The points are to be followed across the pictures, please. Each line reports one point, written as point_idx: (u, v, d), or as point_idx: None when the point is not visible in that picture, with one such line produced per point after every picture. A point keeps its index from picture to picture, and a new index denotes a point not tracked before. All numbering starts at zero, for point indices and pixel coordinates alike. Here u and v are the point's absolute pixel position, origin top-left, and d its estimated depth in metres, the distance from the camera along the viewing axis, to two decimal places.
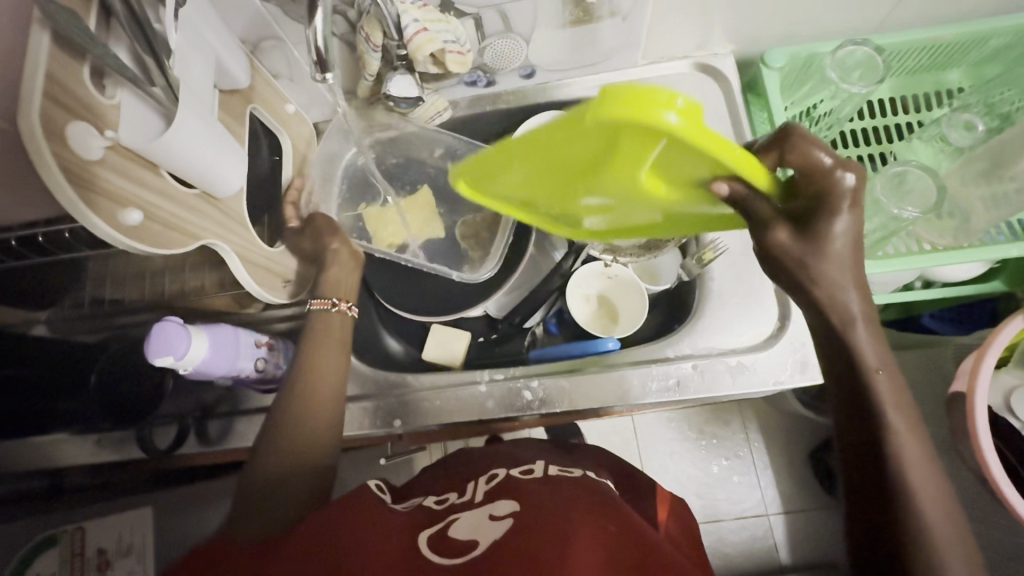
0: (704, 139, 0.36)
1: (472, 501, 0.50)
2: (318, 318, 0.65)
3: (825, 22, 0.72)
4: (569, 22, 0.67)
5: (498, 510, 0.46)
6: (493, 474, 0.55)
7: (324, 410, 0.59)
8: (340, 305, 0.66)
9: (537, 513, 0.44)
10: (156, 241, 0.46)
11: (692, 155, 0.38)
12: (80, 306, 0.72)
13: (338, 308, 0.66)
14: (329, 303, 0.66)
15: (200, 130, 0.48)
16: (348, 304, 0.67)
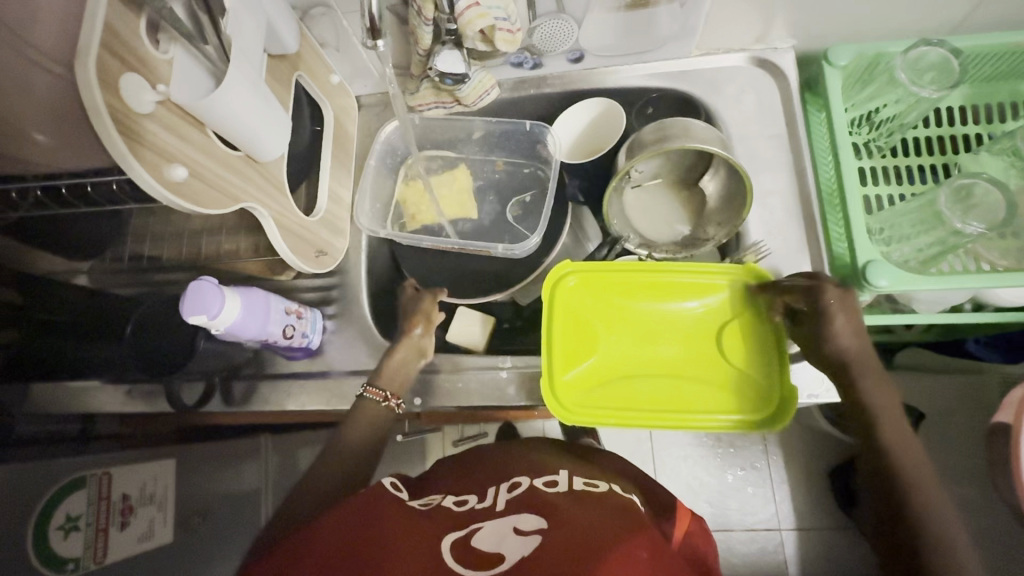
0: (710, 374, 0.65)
1: (494, 510, 0.49)
2: (365, 406, 0.59)
3: (897, 21, 0.68)
4: (624, 6, 0.64)
5: (523, 524, 0.46)
6: (515, 483, 0.54)
7: (369, 437, 0.57)
8: (392, 401, 0.60)
9: (566, 537, 0.43)
10: (198, 199, 0.46)
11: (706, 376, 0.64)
12: (120, 260, 0.75)
13: (388, 403, 0.61)
14: (381, 397, 0.60)
15: (248, 91, 0.48)
16: (399, 399, 0.62)
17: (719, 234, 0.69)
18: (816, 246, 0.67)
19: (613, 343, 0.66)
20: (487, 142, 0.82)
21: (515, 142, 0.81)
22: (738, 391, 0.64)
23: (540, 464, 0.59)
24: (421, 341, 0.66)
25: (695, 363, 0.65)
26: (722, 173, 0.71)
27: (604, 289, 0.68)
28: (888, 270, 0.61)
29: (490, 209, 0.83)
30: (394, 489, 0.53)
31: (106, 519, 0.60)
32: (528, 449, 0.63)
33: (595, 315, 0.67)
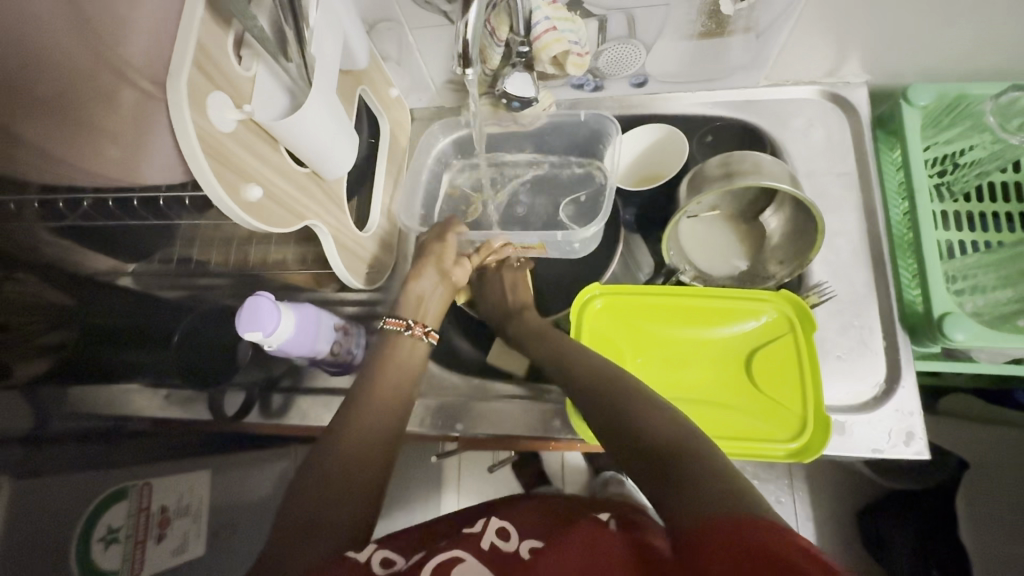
0: (774, 407, 0.61)
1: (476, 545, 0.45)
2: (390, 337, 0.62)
3: (981, 63, 0.65)
4: (699, 34, 0.63)
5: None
6: (505, 530, 0.47)
7: (382, 406, 0.55)
8: (416, 328, 0.62)
9: None
10: (269, 218, 0.45)
11: (771, 409, 0.61)
12: (167, 262, 0.74)
13: (412, 331, 0.62)
14: (403, 325, 0.62)
15: (325, 111, 0.47)
16: (424, 327, 0.63)
17: (783, 274, 0.67)
18: (884, 292, 0.65)
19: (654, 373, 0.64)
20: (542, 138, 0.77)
21: (577, 135, 0.76)
22: (775, 420, 0.60)
23: (550, 507, 0.52)
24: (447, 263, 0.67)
25: (751, 392, 0.62)
26: (787, 210, 0.68)
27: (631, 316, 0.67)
28: (965, 324, 0.58)
29: (541, 209, 0.76)
30: (382, 566, 0.43)
31: (144, 531, 0.59)
32: (541, 502, 0.55)
33: (628, 344, 0.66)
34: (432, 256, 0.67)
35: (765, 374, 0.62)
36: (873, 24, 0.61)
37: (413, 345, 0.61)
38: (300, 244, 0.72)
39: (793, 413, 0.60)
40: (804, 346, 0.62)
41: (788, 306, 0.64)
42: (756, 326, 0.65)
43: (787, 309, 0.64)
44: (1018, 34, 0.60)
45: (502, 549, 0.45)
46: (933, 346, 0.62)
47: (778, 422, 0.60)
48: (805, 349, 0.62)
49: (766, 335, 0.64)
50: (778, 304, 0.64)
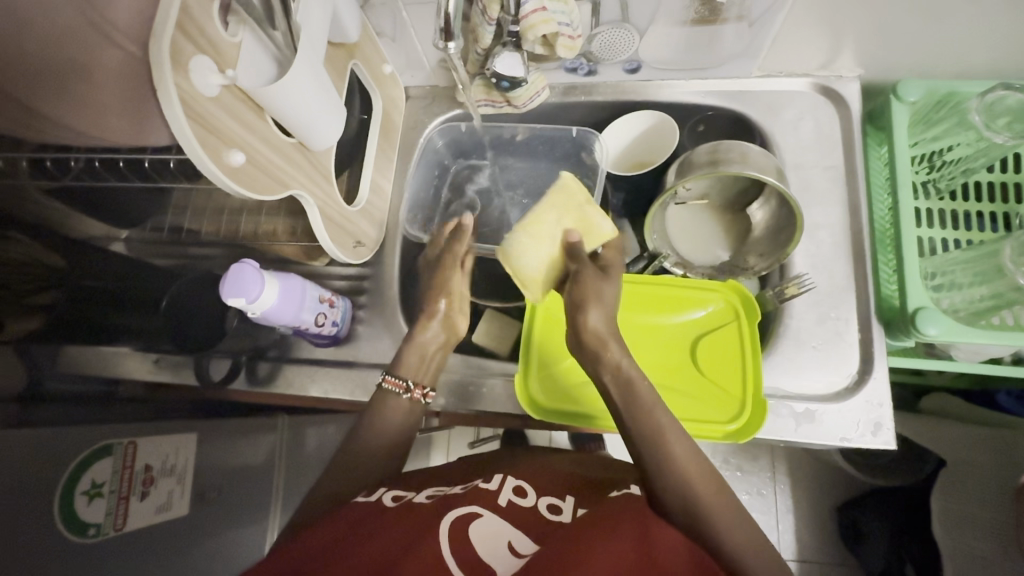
0: (711, 392, 0.63)
1: (495, 502, 0.48)
2: (384, 394, 0.60)
3: (976, 60, 0.65)
4: (691, 20, 0.63)
5: (520, 543, 0.44)
6: (522, 491, 0.51)
7: (394, 431, 0.59)
8: (415, 393, 0.60)
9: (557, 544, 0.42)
10: (253, 185, 0.46)
11: (710, 394, 0.63)
12: (159, 230, 0.76)
13: (411, 394, 0.60)
14: (401, 387, 0.60)
15: (311, 81, 0.47)
16: (422, 390, 0.61)
17: (761, 266, 0.67)
18: (864, 286, 0.65)
19: None
20: (523, 148, 0.81)
21: (558, 150, 0.80)
22: (714, 403, 0.62)
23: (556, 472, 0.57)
24: (455, 326, 0.66)
25: (693, 377, 0.64)
26: (773, 204, 0.69)
27: None
28: (939, 319, 0.59)
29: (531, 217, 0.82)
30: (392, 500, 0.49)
31: (129, 487, 0.60)
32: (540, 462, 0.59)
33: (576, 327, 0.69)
34: (440, 318, 0.65)
35: (708, 362, 0.65)
36: (866, 16, 0.61)
37: (403, 406, 0.60)
38: (291, 217, 0.72)
39: (733, 399, 0.62)
40: (749, 333, 0.64)
41: (736, 295, 0.66)
42: (703, 315, 0.67)
43: (733, 298, 0.66)
44: (1013, 32, 0.60)
45: (519, 504, 0.50)
46: (907, 339, 0.63)
47: (715, 406, 0.62)
48: (748, 336, 0.64)
49: (713, 323, 0.66)
50: (726, 293, 0.66)
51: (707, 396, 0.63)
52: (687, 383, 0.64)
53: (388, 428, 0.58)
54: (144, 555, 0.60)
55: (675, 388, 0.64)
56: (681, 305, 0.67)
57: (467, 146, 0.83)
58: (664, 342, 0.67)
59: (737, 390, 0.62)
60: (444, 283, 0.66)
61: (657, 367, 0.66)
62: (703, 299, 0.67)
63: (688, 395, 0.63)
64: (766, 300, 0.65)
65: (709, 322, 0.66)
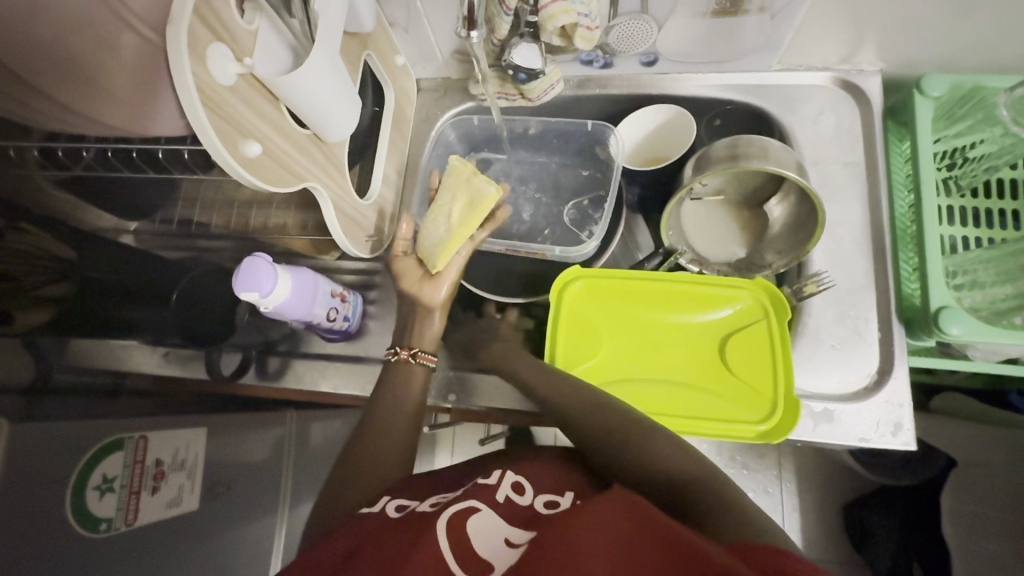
0: (742, 392, 0.62)
1: (495, 500, 0.47)
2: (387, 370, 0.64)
3: (1002, 54, 0.63)
4: (711, 12, 0.61)
5: (516, 536, 0.43)
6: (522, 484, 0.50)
7: (403, 426, 0.59)
8: (402, 353, 0.64)
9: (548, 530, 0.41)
10: (268, 176, 0.45)
11: (739, 393, 0.62)
12: (168, 222, 0.75)
13: (401, 355, 0.64)
14: (392, 351, 0.64)
15: (327, 70, 0.46)
16: (410, 349, 0.64)
17: (779, 263, 0.66)
18: (884, 284, 0.64)
19: (623, 355, 0.65)
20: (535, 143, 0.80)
21: (572, 144, 0.79)
22: (743, 402, 0.62)
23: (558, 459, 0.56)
24: (423, 287, 0.67)
25: (721, 376, 0.63)
26: (791, 200, 0.67)
27: (604, 300, 0.68)
28: (962, 318, 0.58)
29: (545, 210, 0.81)
30: (395, 510, 0.48)
31: (139, 480, 0.60)
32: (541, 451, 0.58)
33: (598, 327, 0.67)
34: (409, 285, 0.68)
35: (738, 360, 0.64)
36: (891, 8, 0.60)
37: (404, 369, 0.63)
38: (301, 211, 0.72)
39: (765, 398, 0.61)
40: (776, 332, 0.63)
41: (765, 295, 0.65)
42: (730, 313, 0.66)
43: (763, 297, 0.64)
44: None
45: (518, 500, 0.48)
46: (928, 339, 0.62)
47: (745, 405, 0.61)
48: (778, 335, 0.63)
49: (741, 321, 0.65)
50: (755, 291, 0.65)
51: (738, 396, 0.62)
52: (715, 383, 0.63)
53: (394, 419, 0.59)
54: (155, 549, 0.59)
55: (703, 388, 0.63)
56: (707, 303, 0.66)
57: (479, 139, 0.82)
58: (691, 341, 0.66)
59: (767, 390, 0.61)
60: (394, 264, 0.70)
61: (684, 366, 0.65)
62: (730, 297, 0.65)
63: (717, 395, 0.63)
64: (787, 299, 0.64)
65: (737, 320, 0.65)
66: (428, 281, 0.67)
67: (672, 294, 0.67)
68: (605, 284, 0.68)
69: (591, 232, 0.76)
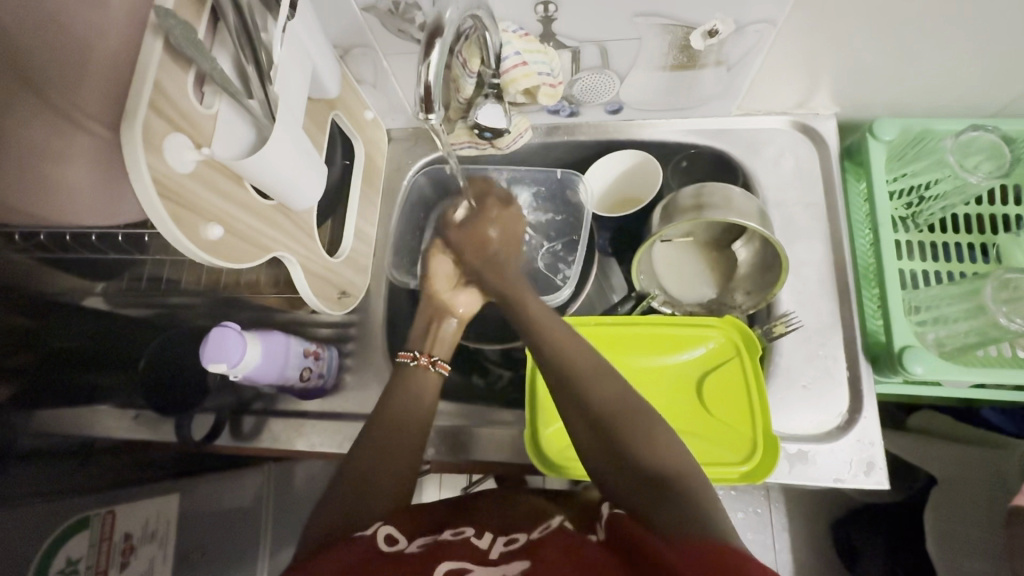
0: (725, 434, 0.62)
1: (487, 557, 0.44)
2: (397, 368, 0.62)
3: (946, 99, 0.67)
4: (670, 66, 0.63)
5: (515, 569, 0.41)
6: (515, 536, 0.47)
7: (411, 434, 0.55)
8: (422, 359, 0.62)
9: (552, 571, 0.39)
10: (232, 254, 0.45)
11: (723, 435, 0.62)
12: (137, 281, 0.72)
13: (418, 361, 0.62)
14: (412, 356, 0.62)
15: (289, 146, 0.47)
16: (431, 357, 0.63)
17: (748, 305, 0.68)
18: (849, 322, 0.66)
19: None
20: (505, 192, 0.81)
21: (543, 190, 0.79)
22: (728, 445, 0.62)
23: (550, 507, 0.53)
24: (452, 297, 0.69)
25: (703, 417, 0.64)
26: (757, 243, 0.69)
27: None
28: (924, 357, 0.59)
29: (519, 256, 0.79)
30: (386, 543, 0.45)
31: (106, 560, 0.59)
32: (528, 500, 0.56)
33: None
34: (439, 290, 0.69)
35: (717, 399, 0.64)
36: (841, 59, 0.63)
37: (420, 374, 0.61)
38: (273, 266, 0.69)
39: (748, 438, 0.61)
40: (750, 374, 0.64)
41: (737, 333, 0.65)
42: (705, 353, 0.66)
43: (734, 335, 0.65)
44: (979, 72, 0.62)
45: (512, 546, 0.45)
46: (894, 376, 0.63)
47: (730, 447, 0.61)
48: (751, 373, 0.63)
49: (716, 360, 0.66)
50: (726, 330, 0.66)
51: (721, 437, 0.62)
52: (699, 425, 0.63)
53: (404, 426, 0.55)
54: None
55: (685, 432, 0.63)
56: (683, 341, 0.67)
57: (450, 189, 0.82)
58: (670, 384, 0.66)
59: (749, 429, 0.62)
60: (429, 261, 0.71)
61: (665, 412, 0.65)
62: (703, 335, 0.66)
63: (700, 439, 0.63)
64: (759, 338, 0.65)
65: (712, 357, 0.66)
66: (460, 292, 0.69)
67: (646, 337, 0.68)
68: (580, 333, 0.68)
69: (566, 275, 0.75)
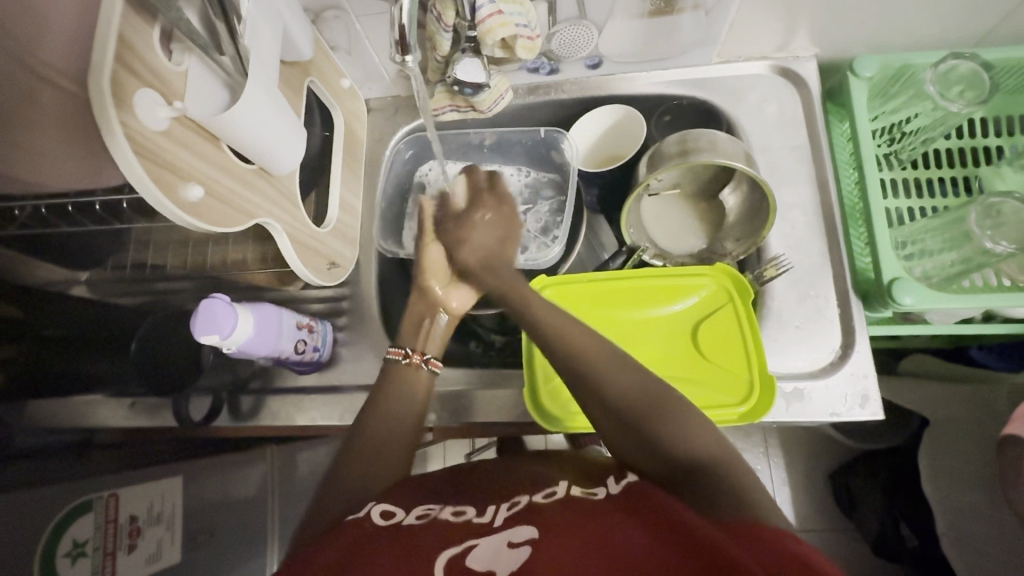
0: (722, 377, 0.63)
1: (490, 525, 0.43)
2: (389, 366, 0.59)
3: (923, 33, 0.67)
4: (648, 12, 0.63)
5: (517, 536, 0.40)
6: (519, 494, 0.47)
7: (403, 430, 0.54)
8: (413, 357, 0.59)
9: (563, 539, 0.39)
10: (213, 218, 0.44)
11: (720, 377, 0.63)
12: (122, 268, 0.69)
13: (411, 360, 0.59)
14: (401, 353, 0.59)
15: (265, 104, 0.46)
16: (424, 355, 0.60)
17: (738, 250, 0.68)
18: (838, 261, 0.66)
19: None
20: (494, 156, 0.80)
21: (529, 150, 0.79)
22: (726, 387, 0.62)
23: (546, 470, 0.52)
24: (447, 292, 0.67)
25: (700, 362, 0.64)
26: (744, 188, 0.69)
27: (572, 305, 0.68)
28: (914, 288, 0.60)
29: None
30: (382, 518, 0.44)
31: (114, 541, 0.59)
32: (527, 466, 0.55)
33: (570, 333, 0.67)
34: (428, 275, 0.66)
35: (712, 345, 0.65)
36: None
37: (409, 372, 0.58)
38: (260, 242, 0.66)
39: (745, 380, 0.62)
40: (744, 317, 0.64)
41: (728, 279, 0.66)
42: (696, 301, 0.67)
43: (726, 281, 0.66)
44: (957, 4, 0.62)
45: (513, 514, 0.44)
46: (885, 310, 0.64)
47: (727, 389, 0.62)
48: (745, 319, 0.64)
49: (707, 307, 0.66)
50: (718, 277, 0.66)
51: (717, 380, 0.63)
52: (695, 370, 0.64)
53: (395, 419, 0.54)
54: None
55: (683, 377, 0.64)
56: (674, 293, 0.67)
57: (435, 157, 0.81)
58: (663, 334, 0.66)
59: (744, 372, 0.62)
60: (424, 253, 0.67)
61: (660, 360, 0.65)
62: (695, 284, 0.67)
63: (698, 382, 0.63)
64: (749, 283, 0.65)
65: (704, 306, 0.66)
66: (454, 288, 0.67)
67: (637, 288, 0.68)
68: (572, 288, 0.68)
69: (556, 235, 0.74)
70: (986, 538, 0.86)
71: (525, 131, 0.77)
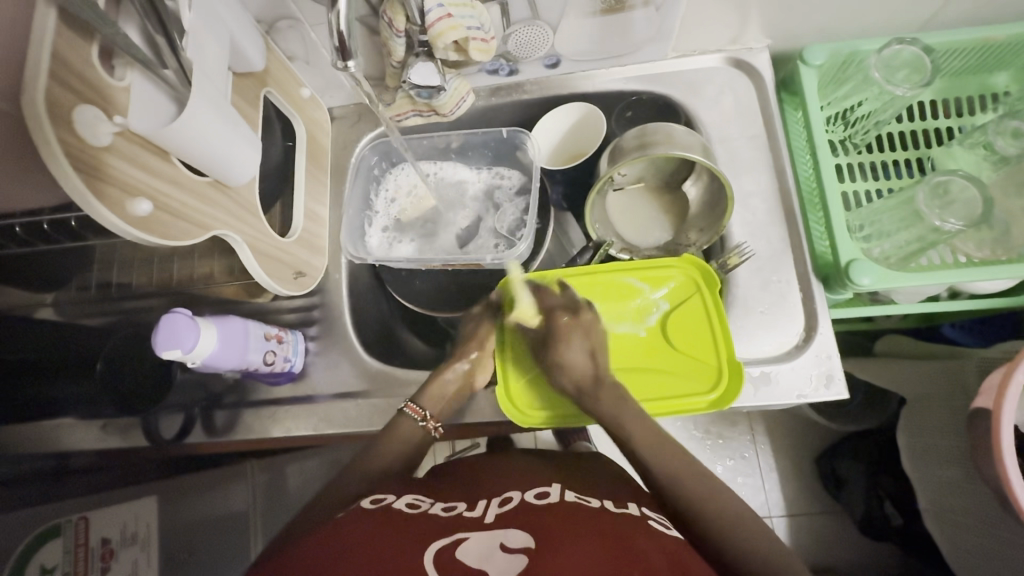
0: (692, 367, 0.64)
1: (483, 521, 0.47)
2: (400, 421, 0.60)
3: (868, 21, 0.69)
4: (600, 10, 0.63)
5: (511, 540, 0.43)
6: (508, 498, 0.51)
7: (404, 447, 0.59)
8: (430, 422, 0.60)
9: (554, 532, 0.43)
10: (164, 231, 0.44)
11: (690, 367, 0.64)
12: (87, 288, 0.69)
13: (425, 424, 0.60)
14: (421, 416, 0.60)
15: (213, 117, 0.45)
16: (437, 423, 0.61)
17: (701, 240, 0.70)
18: (799, 246, 0.68)
19: None
20: (458, 158, 0.80)
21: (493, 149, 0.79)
22: (696, 376, 0.63)
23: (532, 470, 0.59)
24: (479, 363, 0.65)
25: (671, 352, 0.65)
26: (705, 179, 0.71)
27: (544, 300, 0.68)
28: (870, 269, 0.62)
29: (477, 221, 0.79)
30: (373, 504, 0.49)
31: (85, 565, 0.62)
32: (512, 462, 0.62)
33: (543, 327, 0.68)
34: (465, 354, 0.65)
35: (684, 336, 0.65)
36: None
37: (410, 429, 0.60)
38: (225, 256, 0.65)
39: (713, 370, 0.63)
40: (712, 308, 0.65)
41: (696, 269, 0.66)
42: (667, 291, 0.67)
43: (695, 272, 0.66)
44: None
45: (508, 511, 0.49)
46: (844, 291, 0.66)
47: (697, 378, 0.63)
48: (713, 310, 0.64)
49: (676, 297, 0.67)
50: (686, 267, 0.66)
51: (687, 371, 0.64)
52: (666, 361, 0.65)
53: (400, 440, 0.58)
54: None
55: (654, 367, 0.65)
56: (647, 285, 0.67)
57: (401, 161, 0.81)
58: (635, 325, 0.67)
59: (713, 363, 0.63)
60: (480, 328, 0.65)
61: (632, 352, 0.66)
62: (668, 276, 0.67)
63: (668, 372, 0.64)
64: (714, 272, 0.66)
65: (677, 297, 0.67)
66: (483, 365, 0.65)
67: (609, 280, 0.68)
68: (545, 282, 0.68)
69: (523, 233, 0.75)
70: (965, 512, 0.86)
71: (488, 131, 0.77)
